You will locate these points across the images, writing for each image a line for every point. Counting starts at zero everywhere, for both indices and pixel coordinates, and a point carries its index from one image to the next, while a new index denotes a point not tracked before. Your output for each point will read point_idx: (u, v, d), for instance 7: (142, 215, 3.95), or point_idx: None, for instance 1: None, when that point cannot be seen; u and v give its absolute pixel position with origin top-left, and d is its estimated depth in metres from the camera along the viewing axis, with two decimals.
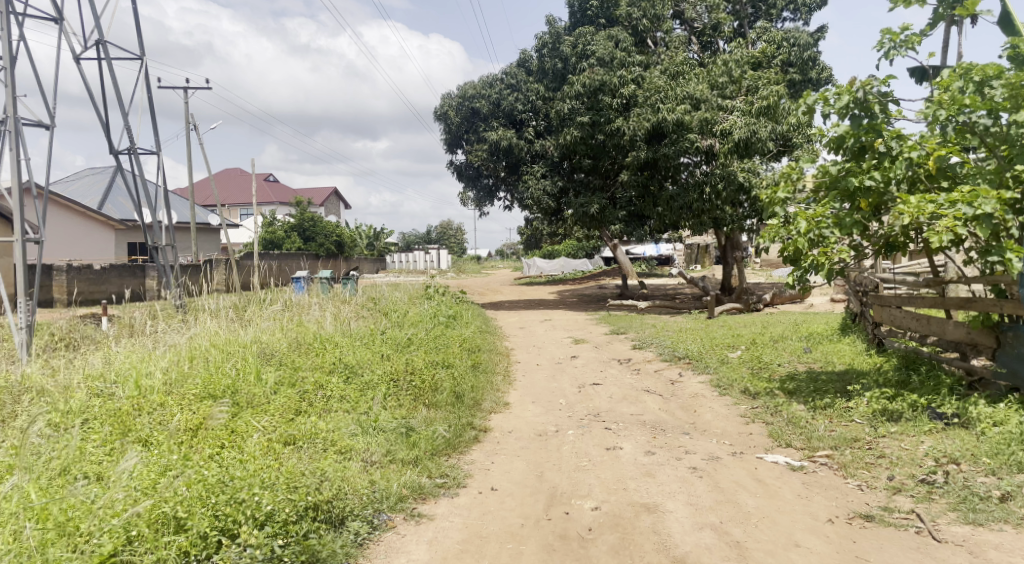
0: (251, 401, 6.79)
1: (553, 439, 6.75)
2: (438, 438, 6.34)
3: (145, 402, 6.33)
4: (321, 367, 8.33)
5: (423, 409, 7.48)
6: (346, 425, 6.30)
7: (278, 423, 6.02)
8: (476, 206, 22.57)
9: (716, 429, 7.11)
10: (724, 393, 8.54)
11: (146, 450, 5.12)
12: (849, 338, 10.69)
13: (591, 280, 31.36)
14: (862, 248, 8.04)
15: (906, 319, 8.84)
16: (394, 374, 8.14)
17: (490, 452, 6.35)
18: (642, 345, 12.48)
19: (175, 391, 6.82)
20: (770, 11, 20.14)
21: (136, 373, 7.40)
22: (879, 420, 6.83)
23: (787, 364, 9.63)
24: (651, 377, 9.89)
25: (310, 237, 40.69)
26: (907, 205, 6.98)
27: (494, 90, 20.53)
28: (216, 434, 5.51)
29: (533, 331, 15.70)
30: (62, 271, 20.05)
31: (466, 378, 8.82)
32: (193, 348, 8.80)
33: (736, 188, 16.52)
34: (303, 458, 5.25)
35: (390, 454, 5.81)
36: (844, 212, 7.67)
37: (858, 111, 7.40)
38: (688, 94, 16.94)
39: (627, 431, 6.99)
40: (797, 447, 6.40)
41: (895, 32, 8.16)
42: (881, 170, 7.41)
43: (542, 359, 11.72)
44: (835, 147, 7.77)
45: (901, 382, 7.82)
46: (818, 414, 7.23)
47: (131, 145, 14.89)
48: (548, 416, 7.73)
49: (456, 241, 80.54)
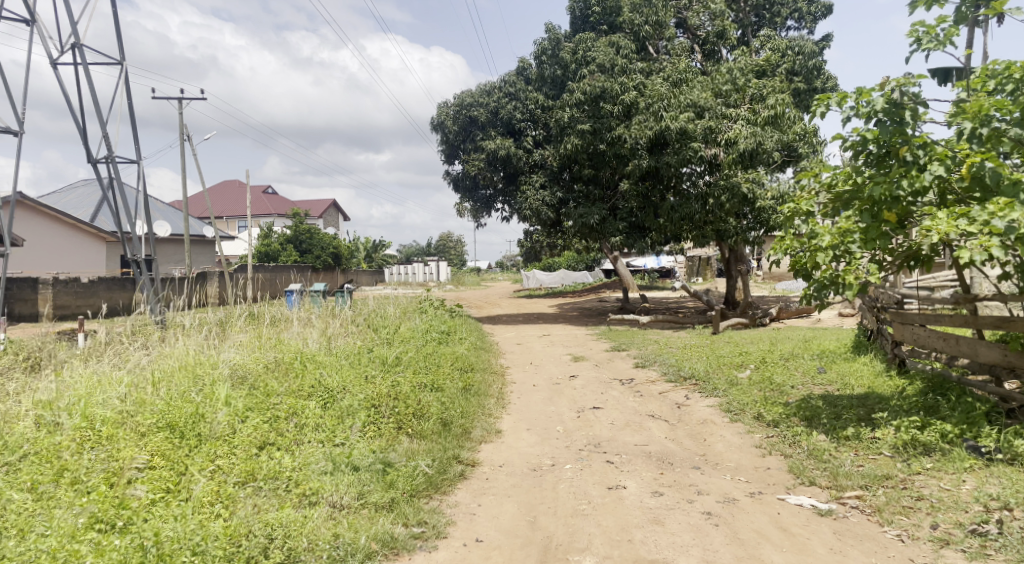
0: (213, 433, 6.14)
1: (548, 475, 6.06)
2: (419, 476, 5.65)
3: (92, 433, 5.67)
4: (297, 392, 7.63)
5: (405, 440, 6.79)
6: (314, 460, 5.62)
7: (239, 459, 5.37)
8: (473, 217, 21.71)
9: (729, 463, 6.43)
10: (735, 419, 7.85)
11: (76, 499, 4.49)
12: (865, 357, 9.99)
13: (593, 293, 30.67)
14: (886, 263, 7.32)
15: (930, 338, 8.04)
16: (375, 399, 7.46)
17: (476, 492, 5.65)
18: (644, 363, 11.78)
19: (128, 421, 6.14)
20: (774, 19, 19.69)
21: (88, 398, 6.73)
22: (910, 453, 6.13)
23: (801, 386, 8.92)
24: (655, 400, 9.18)
25: (307, 249, 40.01)
26: (937, 222, 6.31)
27: (492, 98, 19.83)
28: (162, 476, 4.92)
29: (531, 348, 14.99)
30: (48, 285, 19.47)
31: (455, 402, 8.14)
32: (158, 370, 8.10)
33: (740, 201, 15.78)
34: (260, 510, 4.61)
35: (362, 497, 5.15)
36: (869, 224, 6.96)
37: (886, 115, 6.65)
38: (691, 102, 16.32)
39: (631, 465, 6.29)
40: (822, 486, 5.72)
41: (930, 24, 7.55)
42: (908, 181, 6.64)
43: (539, 378, 11.04)
44: (855, 152, 7.10)
45: (930, 408, 7.10)
46: (842, 446, 6.53)
47: (108, 153, 14.33)
48: (544, 446, 7.03)
49: (456, 253, 79.84)
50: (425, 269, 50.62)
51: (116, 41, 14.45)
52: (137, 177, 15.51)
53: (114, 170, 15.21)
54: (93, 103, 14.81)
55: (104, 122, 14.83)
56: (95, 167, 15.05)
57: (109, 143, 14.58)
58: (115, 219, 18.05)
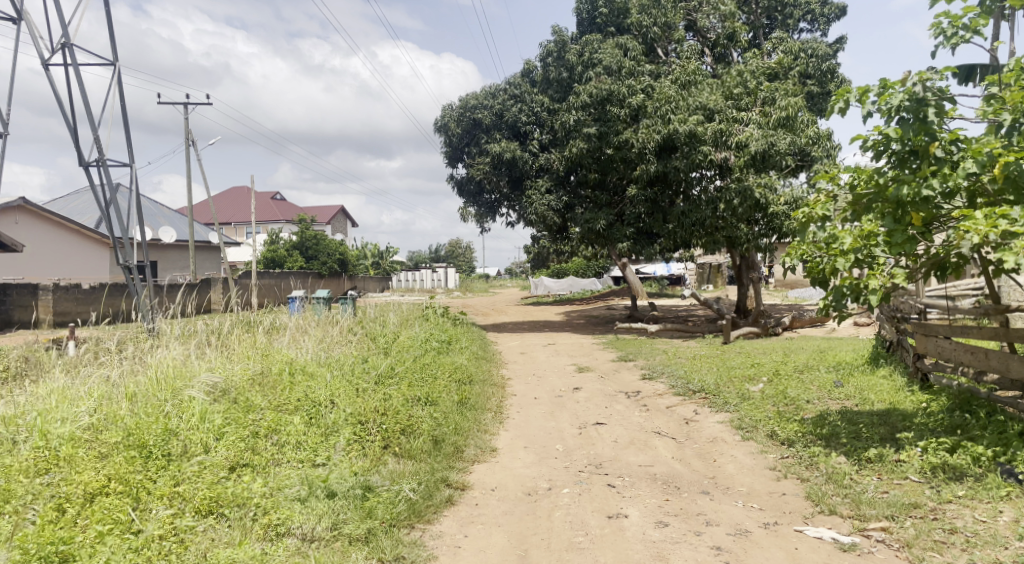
0: (186, 452, 5.69)
1: (543, 501, 5.57)
2: (401, 503, 5.21)
3: (48, 454, 5.18)
4: (281, 406, 7.15)
5: (391, 461, 6.34)
6: (289, 484, 5.17)
7: (203, 483, 4.92)
8: (478, 223, 21.24)
9: (741, 487, 5.94)
10: (747, 438, 7.33)
11: (10, 534, 4.07)
12: (884, 370, 9.47)
13: (602, 301, 30.14)
14: (912, 270, 6.77)
15: (957, 351, 7.50)
16: (363, 415, 6.99)
17: (463, 521, 5.18)
18: (652, 375, 11.27)
19: (92, 439, 5.62)
20: (786, 21, 19.19)
21: (52, 412, 6.21)
22: (939, 479, 5.61)
23: (816, 401, 8.40)
24: (662, 415, 8.68)
25: (313, 255, 39.68)
26: (976, 222, 5.75)
27: (497, 100, 19.32)
28: (115, 503, 4.50)
29: (534, 357, 14.51)
30: (48, 291, 19.19)
31: (448, 417, 7.67)
32: (134, 383, 7.64)
33: (752, 205, 15.27)
34: (214, 548, 4.22)
35: (336, 528, 4.73)
36: (893, 228, 6.46)
37: (910, 112, 6.14)
38: (700, 105, 15.83)
39: (634, 490, 5.78)
40: (843, 515, 5.21)
41: (954, 15, 7.10)
42: (940, 180, 6.14)
43: (540, 391, 10.54)
44: (877, 151, 6.57)
45: (957, 427, 6.58)
46: (864, 470, 6.02)
47: (99, 157, 13.98)
48: (540, 467, 6.55)
49: (464, 260, 79.30)
50: (433, 275, 50.15)
51: (109, 44, 14.22)
52: (130, 180, 15.15)
53: (108, 174, 14.86)
54: (86, 106, 14.51)
55: (96, 125, 14.50)
56: (87, 171, 14.74)
57: (101, 145, 14.25)
58: (112, 224, 17.73)
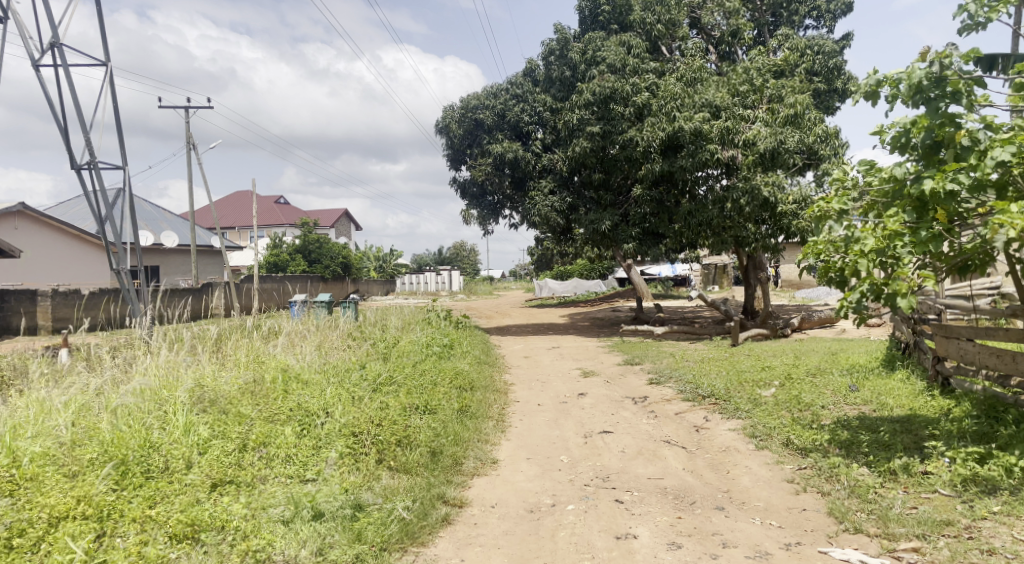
0: (167, 468, 5.35)
1: (547, 519, 5.22)
2: (393, 523, 4.88)
3: (16, 472, 4.85)
4: (272, 416, 6.79)
5: (386, 475, 6.00)
6: (274, 504, 4.83)
7: (179, 505, 4.59)
8: (481, 224, 20.90)
9: (758, 502, 5.58)
10: (762, 447, 6.95)
11: None
12: (902, 373, 9.07)
13: (608, 302, 29.70)
14: (934, 269, 6.36)
15: (981, 354, 7.09)
16: (356, 425, 6.63)
17: (461, 543, 4.84)
18: (659, 379, 10.88)
19: (65, 457, 5.28)
20: (792, 18, 18.80)
21: (25, 427, 5.86)
22: (970, 493, 5.24)
23: (832, 407, 8.02)
24: (671, 423, 8.32)
25: (316, 259, 39.43)
26: (1009, 216, 5.35)
27: (498, 100, 18.99)
28: (79, 531, 4.15)
29: (539, 361, 14.14)
30: (47, 297, 18.87)
31: (447, 427, 7.32)
32: (117, 393, 7.27)
33: (760, 204, 14.87)
34: None
35: (322, 553, 4.41)
36: (916, 225, 6.05)
37: (932, 96, 5.79)
38: (707, 102, 15.43)
39: (644, 507, 5.41)
40: (870, 534, 4.85)
41: None
42: (967, 170, 5.75)
43: (544, 397, 10.16)
44: (897, 143, 6.17)
45: (985, 436, 6.18)
46: (888, 482, 5.64)
47: (92, 160, 13.67)
48: (544, 481, 6.19)
49: (469, 262, 78.96)
50: (438, 277, 49.83)
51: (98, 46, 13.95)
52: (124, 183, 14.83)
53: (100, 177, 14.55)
54: (77, 108, 14.22)
55: (88, 128, 14.21)
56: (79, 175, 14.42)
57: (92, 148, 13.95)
58: (108, 228, 17.39)
